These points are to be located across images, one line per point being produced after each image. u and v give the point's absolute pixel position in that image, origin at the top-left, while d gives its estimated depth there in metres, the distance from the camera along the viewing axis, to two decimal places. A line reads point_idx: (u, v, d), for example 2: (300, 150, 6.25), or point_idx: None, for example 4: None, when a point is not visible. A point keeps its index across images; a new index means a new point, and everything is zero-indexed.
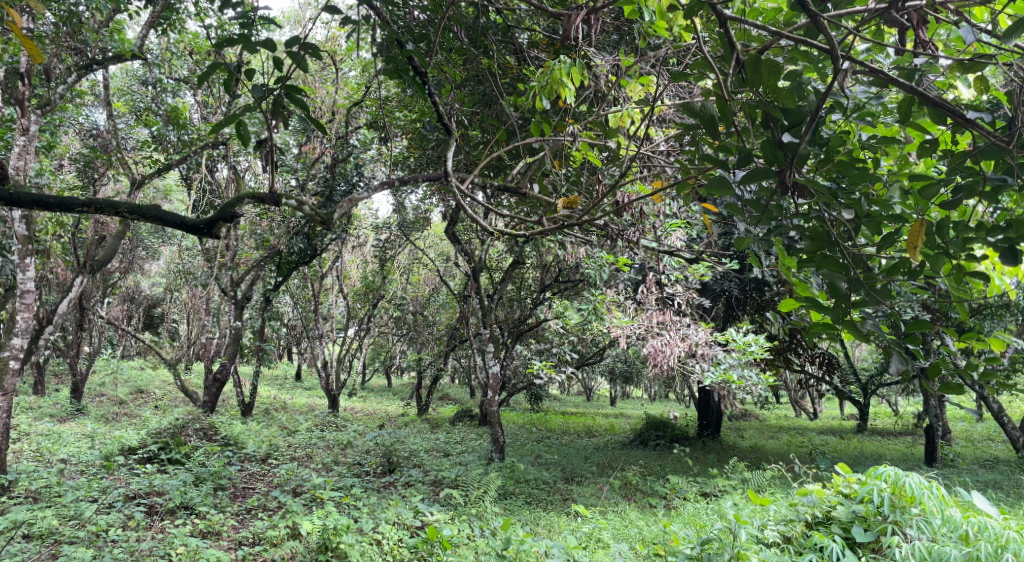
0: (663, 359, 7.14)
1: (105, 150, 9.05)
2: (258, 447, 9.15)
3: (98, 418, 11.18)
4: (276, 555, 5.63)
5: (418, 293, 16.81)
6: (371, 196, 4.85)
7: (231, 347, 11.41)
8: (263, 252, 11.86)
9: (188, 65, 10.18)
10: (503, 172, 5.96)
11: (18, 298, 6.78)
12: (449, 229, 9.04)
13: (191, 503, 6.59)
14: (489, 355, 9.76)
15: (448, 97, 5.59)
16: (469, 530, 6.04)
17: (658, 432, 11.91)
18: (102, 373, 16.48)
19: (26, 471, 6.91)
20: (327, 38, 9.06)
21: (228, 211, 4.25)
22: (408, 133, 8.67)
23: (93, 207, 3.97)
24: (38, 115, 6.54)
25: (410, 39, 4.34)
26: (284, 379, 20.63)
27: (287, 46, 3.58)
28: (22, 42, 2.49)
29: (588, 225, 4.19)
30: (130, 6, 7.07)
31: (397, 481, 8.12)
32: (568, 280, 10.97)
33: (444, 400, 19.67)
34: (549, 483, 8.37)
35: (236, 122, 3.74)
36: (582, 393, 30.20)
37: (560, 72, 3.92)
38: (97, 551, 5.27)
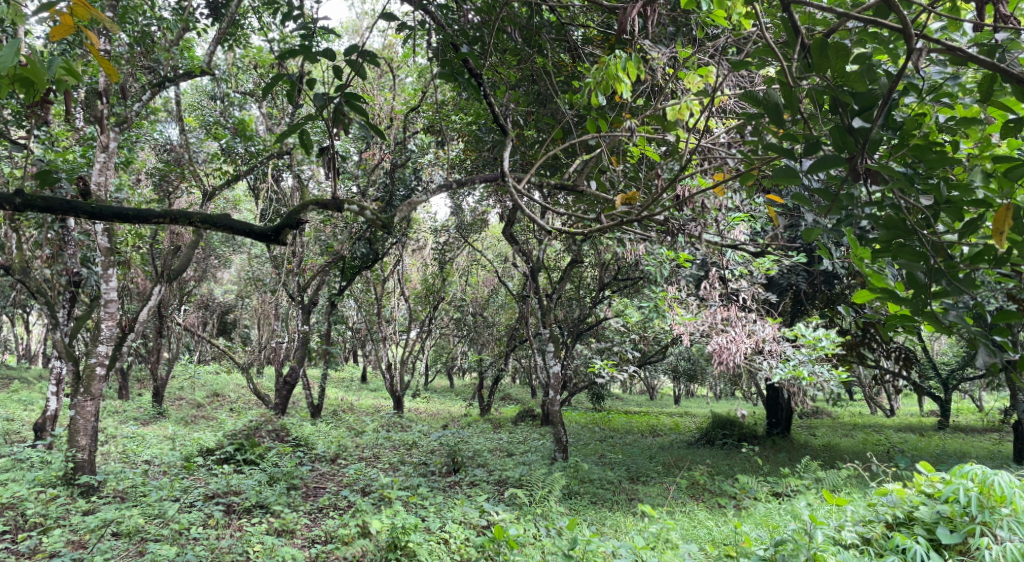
0: (729, 356, 6.97)
1: (178, 165, 9.42)
2: (327, 448, 9.41)
3: (178, 421, 11.68)
4: (347, 554, 5.75)
5: (477, 294, 16.93)
6: (429, 199, 4.90)
7: (299, 350, 11.72)
8: (328, 258, 12.19)
9: (252, 79, 10.53)
10: (559, 172, 5.94)
11: (102, 307, 7.11)
12: (507, 230, 9.10)
13: (266, 502, 6.80)
14: (549, 355, 9.71)
15: (503, 98, 5.59)
16: (535, 529, 6.06)
17: (724, 431, 11.70)
18: (181, 378, 17.20)
19: (114, 472, 7.27)
20: (384, 46, 9.26)
21: (294, 218, 4.35)
22: (464, 136, 8.75)
23: (169, 218, 4.12)
24: (117, 132, 6.84)
25: (465, 42, 4.39)
26: (350, 381, 21.12)
27: (346, 55, 3.68)
28: (101, 64, 2.69)
29: (648, 221, 4.12)
30: (198, 24, 7.35)
31: (461, 480, 8.20)
32: (628, 278, 10.86)
33: (506, 401, 19.81)
34: (614, 483, 8.30)
35: (299, 131, 3.84)
36: (644, 392, 29.84)
37: (616, 67, 3.90)
38: (180, 548, 5.49)
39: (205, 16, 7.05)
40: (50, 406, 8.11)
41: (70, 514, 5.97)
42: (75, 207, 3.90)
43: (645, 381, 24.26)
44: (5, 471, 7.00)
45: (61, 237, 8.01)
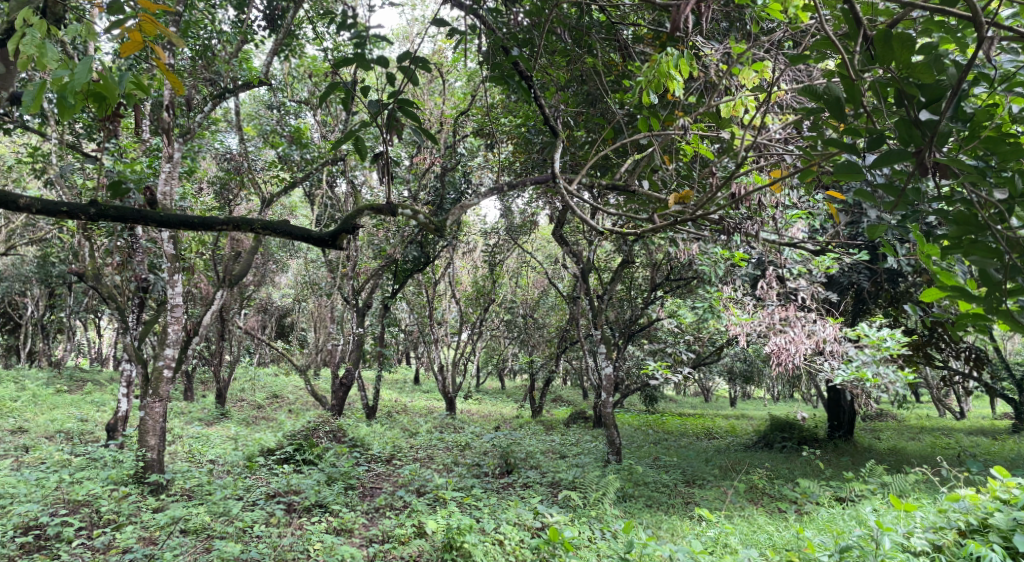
0: (788, 356, 6.80)
1: (238, 173, 9.70)
2: (383, 448, 9.56)
3: (240, 422, 12.04)
4: (404, 554, 5.84)
5: (528, 295, 16.94)
6: (480, 201, 4.93)
7: (355, 352, 11.91)
8: (381, 262, 12.39)
9: (307, 87, 10.79)
10: (610, 172, 5.89)
11: (169, 312, 7.38)
12: (557, 231, 9.10)
13: (325, 501, 6.95)
14: (601, 356, 9.64)
15: (553, 100, 5.58)
16: (590, 532, 6.04)
17: (783, 434, 11.42)
18: (241, 380, 17.72)
19: (181, 471, 7.54)
20: (434, 52, 9.36)
21: (350, 223, 4.45)
22: (513, 138, 8.78)
23: (232, 225, 4.26)
24: (181, 143, 7.09)
25: (515, 45, 4.43)
26: (403, 382, 21.43)
27: (399, 61, 3.76)
28: (167, 78, 2.90)
29: (702, 220, 4.07)
30: (255, 36, 7.56)
31: (515, 482, 8.22)
32: (681, 278, 10.70)
33: (558, 403, 19.77)
34: (670, 486, 8.19)
35: (355, 138, 3.93)
36: (699, 394, 29.36)
37: (668, 65, 3.87)
38: (245, 546, 5.66)
39: (263, 28, 7.26)
40: (122, 407, 8.45)
41: (141, 511, 6.20)
42: (145, 217, 4.06)
43: (700, 382, 23.87)
44: (81, 469, 7.33)
45: (130, 245, 8.36)
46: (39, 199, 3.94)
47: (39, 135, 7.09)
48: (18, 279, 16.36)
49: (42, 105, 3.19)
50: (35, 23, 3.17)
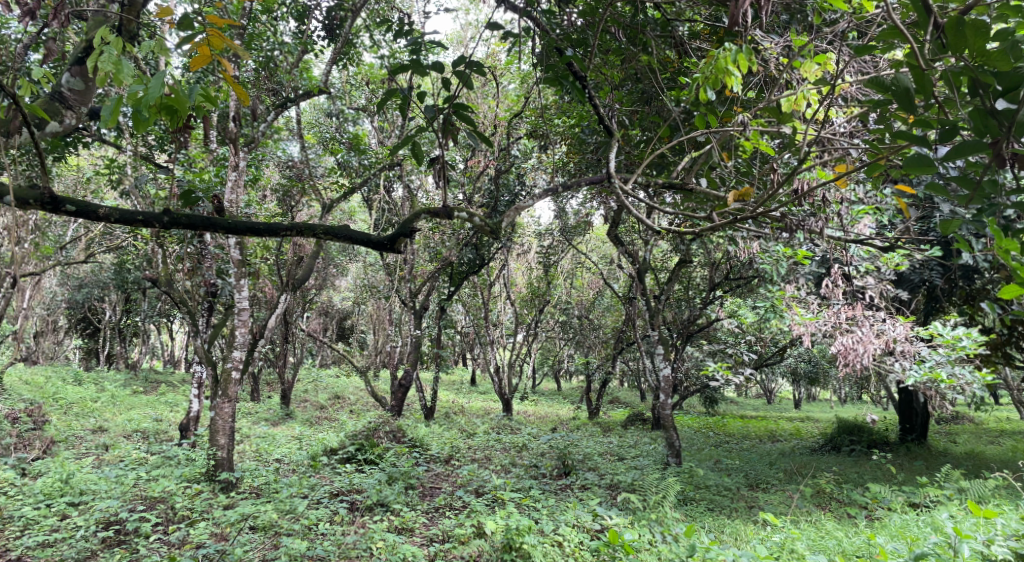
0: (856, 357, 6.53)
1: (299, 180, 9.95)
2: (441, 449, 9.67)
3: (304, 422, 12.35)
4: (464, 554, 5.89)
5: (583, 296, 16.85)
6: (535, 203, 4.95)
7: (412, 353, 12.06)
8: (437, 264, 12.53)
9: (364, 95, 11.01)
10: (666, 171, 5.81)
11: (236, 316, 7.63)
12: (612, 231, 9.03)
13: (386, 500, 7.06)
14: (659, 357, 9.49)
15: (607, 99, 5.55)
16: (650, 535, 5.99)
17: (851, 437, 11.05)
18: (304, 381, 18.19)
19: (249, 469, 7.79)
20: (487, 55, 9.42)
21: (407, 227, 4.52)
22: (567, 139, 8.77)
23: (295, 230, 4.38)
24: (246, 152, 7.33)
25: (569, 46, 4.45)
26: (461, 384, 21.59)
27: (454, 66, 3.85)
28: (234, 89, 3.11)
29: (764, 218, 3.99)
30: (315, 46, 7.76)
31: (573, 484, 8.19)
32: (740, 276, 10.43)
33: (615, 404, 19.62)
34: (732, 490, 8.02)
35: (412, 142, 4.03)
36: (762, 396, 28.67)
37: (726, 61, 3.82)
38: (311, 543, 5.81)
39: (322, 38, 7.44)
40: (193, 407, 8.78)
41: (213, 507, 6.42)
42: (214, 224, 4.21)
43: (762, 384, 23.29)
44: (156, 467, 7.64)
45: (199, 251, 8.68)
46: (116, 209, 4.09)
47: (115, 148, 7.44)
48: (97, 285, 17.20)
49: (118, 119, 3.34)
50: (112, 40, 3.34)
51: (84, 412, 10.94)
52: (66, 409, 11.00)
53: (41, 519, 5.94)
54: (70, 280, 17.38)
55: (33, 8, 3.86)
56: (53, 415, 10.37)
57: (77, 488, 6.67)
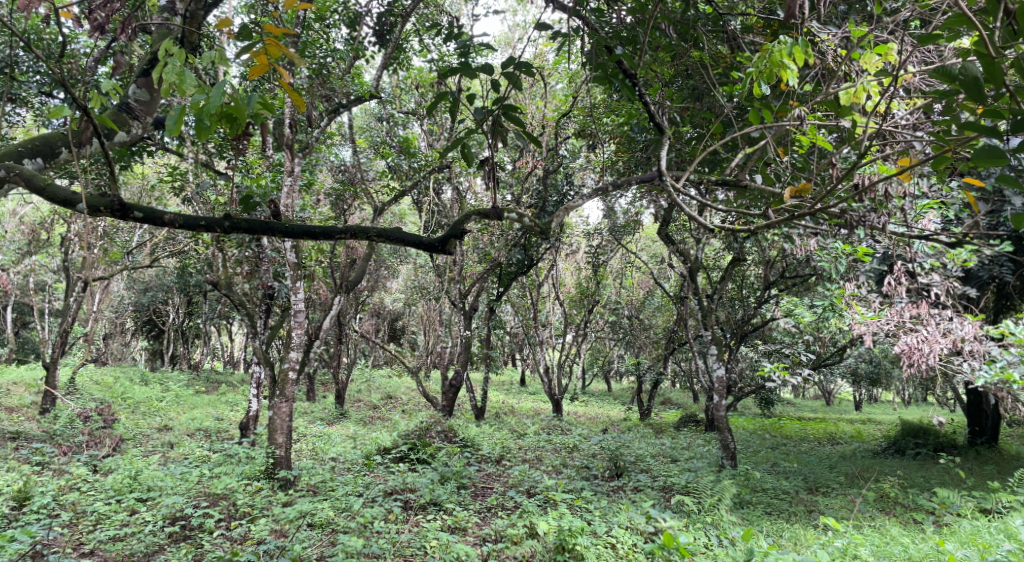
0: (921, 357, 6.24)
1: (351, 184, 10.12)
2: (492, 449, 9.72)
3: (358, 421, 12.56)
4: (517, 554, 5.89)
5: (633, 296, 16.69)
6: (586, 203, 4.94)
7: (463, 354, 12.14)
8: (487, 265, 12.59)
9: (413, 98, 11.14)
10: (719, 168, 5.70)
11: (293, 317, 7.81)
12: (662, 230, 8.93)
13: (439, 499, 7.12)
14: (712, 358, 9.31)
15: (657, 96, 5.49)
16: (706, 538, 5.91)
17: (916, 440, 10.66)
18: (358, 381, 18.51)
19: (306, 468, 7.96)
20: (535, 55, 9.42)
21: (458, 229, 4.56)
22: (616, 137, 8.72)
23: (349, 234, 4.47)
24: (301, 158, 7.49)
25: (619, 43, 4.42)
26: (511, 384, 21.65)
27: (503, 68, 3.90)
28: (290, 97, 3.39)
29: (822, 214, 3.90)
30: (366, 51, 7.90)
31: (625, 485, 8.12)
32: (796, 275, 10.15)
33: (666, 405, 19.37)
34: (790, 493, 7.84)
35: (462, 143, 4.09)
36: (819, 397, 27.91)
37: (781, 54, 3.76)
38: (366, 540, 5.90)
39: (373, 44, 7.57)
40: (253, 407, 9.03)
41: (272, 504, 6.58)
42: (271, 228, 4.33)
43: (821, 385, 22.64)
44: (218, 465, 7.88)
45: (256, 255, 8.91)
46: (180, 215, 4.25)
47: (177, 156, 7.70)
48: (161, 288, 17.84)
49: (180, 128, 3.46)
50: (175, 52, 3.43)
51: (150, 411, 11.37)
52: (133, 408, 11.45)
53: (112, 514, 6.20)
54: (136, 284, 18.08)
55: (102, 22, 4.04)
56: (122, 414, 10.80)
57: (145, 485, 6.93)
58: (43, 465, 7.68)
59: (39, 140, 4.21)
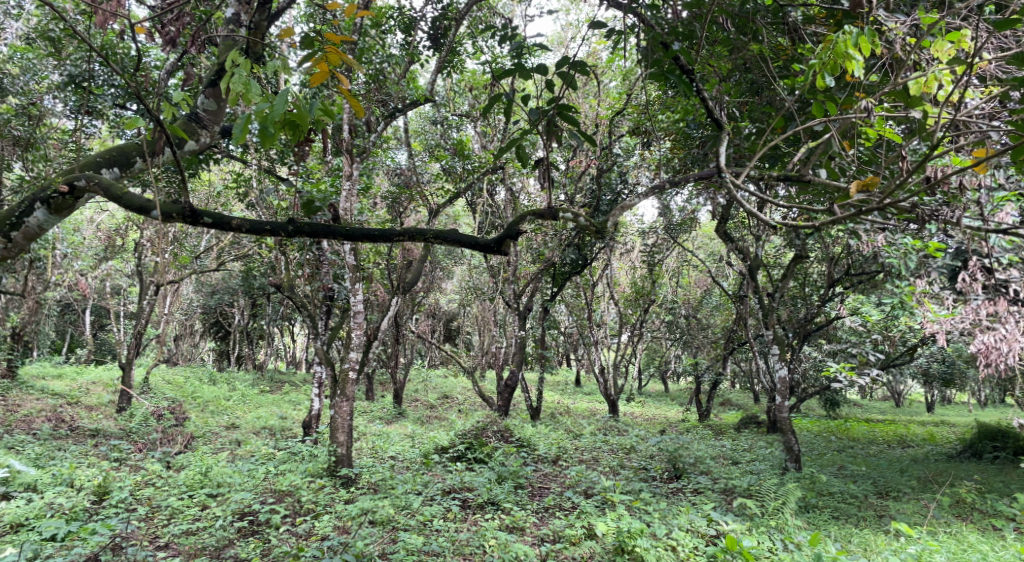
0: (999, 357, 5.98)
1: (408, 187, 10.26)
2: (549, 449, 9.71)
3: (416, 421, 12.73)
4: (576, 554, 5.86)
5: (690, 295, 16.43)
6: (642, 201, 4.89)
7: (518, 354, 12.17)
8: (540, 265, 12.59)
9: (467, 100, 11.21)
10: (780, 163, 5.57)
11: (353, 319, 7.96)
12: (721, 227, 8.78)
13: (496, 499, 7.15)
14: (774, 358, 9.08)
15: (714, 92, 5.40)
16: (771, 542, 5.78)
17: (994, 443, 10.18)
18: (415, 381, 18.75)
19: (367, 466, 8.11)
20: (588, 53, 9.37)
21: (514, 229, 4.58)
22: (671, 134, 8.59)
23: (407, 236, 4.54)
24: (359, 162, 7.65)
25: (675, 39, 4.37)
26: (566, 385, 21.59)
27: (557, 68, 3.91)
28: (351, 103, 3.52)
29: (891, 208, 3.78)
30: (421, 55, 8.02)
31: (684, 487, 8.01)
32: (863, 272, 9.70)
33: (726, 406, 19.01)
34: (859, 497, 7.58)
35: (517, 144, 4.12)
36: (888, 398, 26.88)
37: (846, 45, 3.67)
38: (427, 538, 5.99)
39: (428, 48, 7.68)
40: (315, 406, 9.26)
41: (335, 502, 6.71)
42: (333, 231, 4.43)
43: (890, 385, 21.79)
44: (283, 462, 8.10)
45: (317, 258, 9.14)
46: (246, 220, 4.39)
47: (241, 163, 7.94)
48: (226, 291, 18.43)
49: (247, 136, 3.57)
50: (240, 62, 3.57)
51: (218, 410, 11.78)
52: (203, 407, 11.89)
53: (185, 508, 6.46)
54: (204, 287, 18.76)
55: (173, 36, 4.23)
56: (192, 412, 11.22)
57: (215, 481, 7.18)
58: (120, 461, 8.05)
59: (116, 151, 4.41)
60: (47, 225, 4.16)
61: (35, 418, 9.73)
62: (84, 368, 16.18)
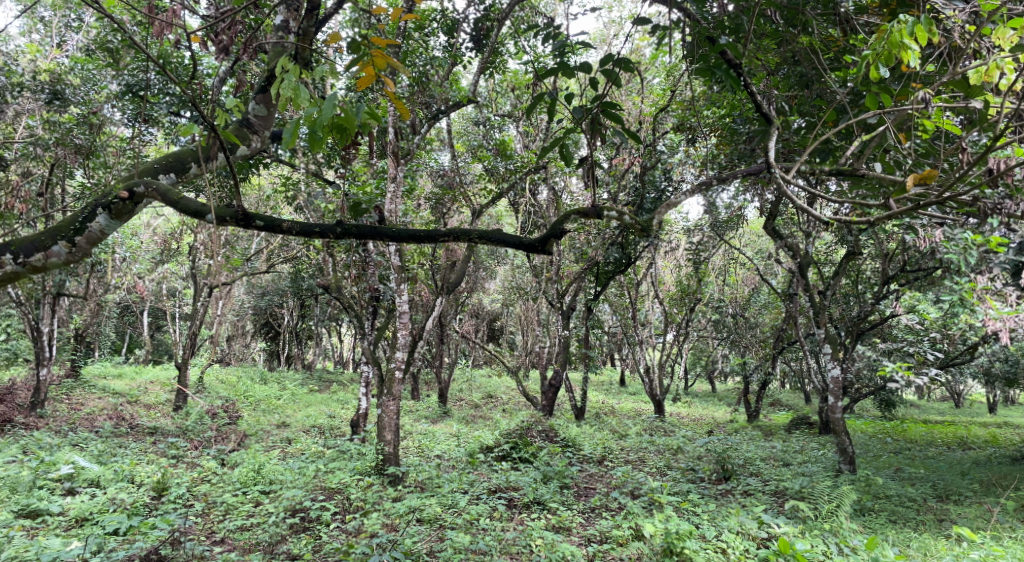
0: None
1: (452, 188, 10.33)
2: (594, 449, 9.65)
3: (461, 420, 12.81)
4: (623, 555, 5.83)
5: (737, 293, 16.14)
6: (689, 198, 4.83)
7: (562, 354, 12.13)
8: (584, 264, 12.52)
9: (509, 100, 11.21)
10: (832, 158, 5.43)
11: (398, 319, 8.04)
12: (769, 224, 8.61)
13: (542, 499, 7.13)
14: (826, 357, 8.85)
15: (762, 86, 5.30)
16: (825, 546, 5.64)
17: None
18: (459, 381, 18.86)
19: (414, 465, 8.19)
20: (631, 50, 9.28)
21: (558, 229, 4.56)
22: (717, 130, 8.46)
23: (453, 236, 4.56)
24: (403, 164, 7.72)
25: (722, 33, 4.30)
26: (610, 384, 21.47)
27: (601, 66, 3.89)
28: (397, 105, 3.56)
29: (951, 202, 3.65)
30: (464, 57, 8.05)
31: (734, 488, 7.88)
32: (919, 268, 9.41)
33: (775, 406, 18.62)
34: (918, 501, 7.34)
35: (561, 143, 4.10)
36: (947, 398, 25.93)
37: (901, 34, 3.56)
38: (473, 537, 6.03)
39: (471, 49, 7.71)
40: (362, 405, 9.39)
41: (383, 499, 6.79)
42: (380, 232, 4.48)
43: (950, 386, 20.99)
44: (333, 460, 8.24)
45: (363, 260, 9.26)
46: (296, 222, 4.47)
47: (289, 167, 8.11)
48: (276, 293, 18.84)
49: (296, 140, 3.65)
50: (290, 68, 3.65)
51: (270, 409, 12.06)
52: (255, 406, 12.19)
53: (239, 505, 6.62)
54: (255, 289, 19.21)
55: (226, 43, 4.34)
56: (245, 411, 11.51)
57: (267, 478, 7.35)
58: (178, 458, 8.31)
59: (172, 157, 4.55)
60: (108, 229, 4.32)
61: (98, 416, 10.11)
62: (142, 367, 16.74)
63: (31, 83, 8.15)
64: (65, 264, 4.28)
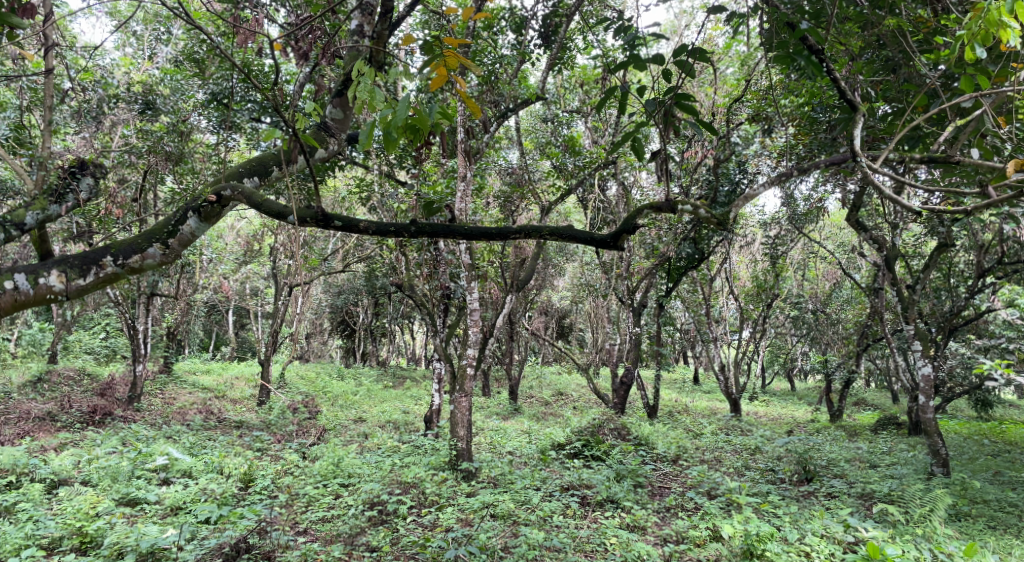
0: None
1: (521, 186, 10.35)
2: (668, 448, 9.48)
3: (532, 417, 12.85)
4: (701, 556, 5.72)
5: (817, 288, 15.57)
6: (767, 190, 4.68)
7: (633, 351, 11.98)
8: (655, 260, 12.32)
9: (578, 95, 11.12)
10: (920, 146, 5.16)
11: (469, 316, 8.11)
12: (851, 215, 8.26)
13: (616, 497, 7.07)
14: (916, 355, 8.42)
15: (845, 73, 5.08)
16: (918, 552, 5.38)
17: None
18: (530, 378, 18.89)
19: (486, 461, 8.26)
20: (703, 40, 9.05)
21: (630, 224, 4.50)
22: (795, 119, 8.17)
23: (524, 233, 4.58)
24: (472, 163, 7.78)
25: (803, 18, 4.14)
26: (683, 382, 21.09)
27: (674, 57, 3.81)
28: (467, 103, 3.59)
29: None
30: (533, 53, 8.04)
31: (817, 490, 7.60)
32: (1018, 260, 8.83)
33: (860, 405, 17.84)
34: (1020, 506, 6.91)
35: (633, 136, 4.04)
36: None
37: (1000, 11, 3.34)
38: (547, 533, 6.02)
39: (539, 45, 7.68)
40: (435, 401, 9.51)
41: (457, 494, 6.87)
42: (452, 230, 4.54)
43: None
44: (408, 455, 8.40)
45: (435, 258, 9.38)
46: (372, 222, 4.58)
47: (363, 169, 8.30)
48: (351, 291, 19.32)
49: (372, 142, 3.72)
50: (365, 71, 3.73)
51: (347, 404, 12.39)
52: (333, 401, 12.54)
53: (320, 497, 6.82)
54: (331, 287, 19.76)
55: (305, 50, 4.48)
56: (324, 406, 11.87)
57: (346, 471, 7.56)
58: (262, 451, 8.64)
59: (255, 161, 4.73)
60: (198, 231, 4.51)
61: (188, 410, 10.64)
62: (228, 364, 17.47)
63: (126, 95, 8.50)
64: (159, 265, 4.49)
